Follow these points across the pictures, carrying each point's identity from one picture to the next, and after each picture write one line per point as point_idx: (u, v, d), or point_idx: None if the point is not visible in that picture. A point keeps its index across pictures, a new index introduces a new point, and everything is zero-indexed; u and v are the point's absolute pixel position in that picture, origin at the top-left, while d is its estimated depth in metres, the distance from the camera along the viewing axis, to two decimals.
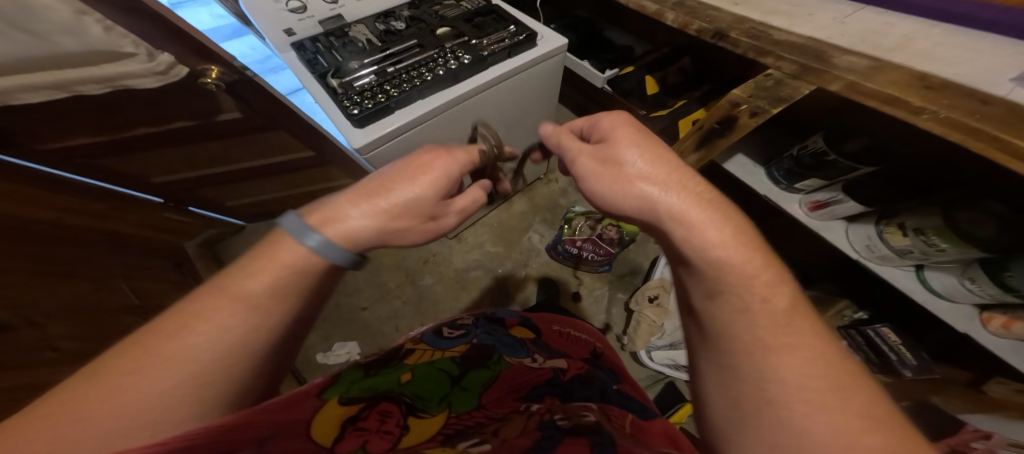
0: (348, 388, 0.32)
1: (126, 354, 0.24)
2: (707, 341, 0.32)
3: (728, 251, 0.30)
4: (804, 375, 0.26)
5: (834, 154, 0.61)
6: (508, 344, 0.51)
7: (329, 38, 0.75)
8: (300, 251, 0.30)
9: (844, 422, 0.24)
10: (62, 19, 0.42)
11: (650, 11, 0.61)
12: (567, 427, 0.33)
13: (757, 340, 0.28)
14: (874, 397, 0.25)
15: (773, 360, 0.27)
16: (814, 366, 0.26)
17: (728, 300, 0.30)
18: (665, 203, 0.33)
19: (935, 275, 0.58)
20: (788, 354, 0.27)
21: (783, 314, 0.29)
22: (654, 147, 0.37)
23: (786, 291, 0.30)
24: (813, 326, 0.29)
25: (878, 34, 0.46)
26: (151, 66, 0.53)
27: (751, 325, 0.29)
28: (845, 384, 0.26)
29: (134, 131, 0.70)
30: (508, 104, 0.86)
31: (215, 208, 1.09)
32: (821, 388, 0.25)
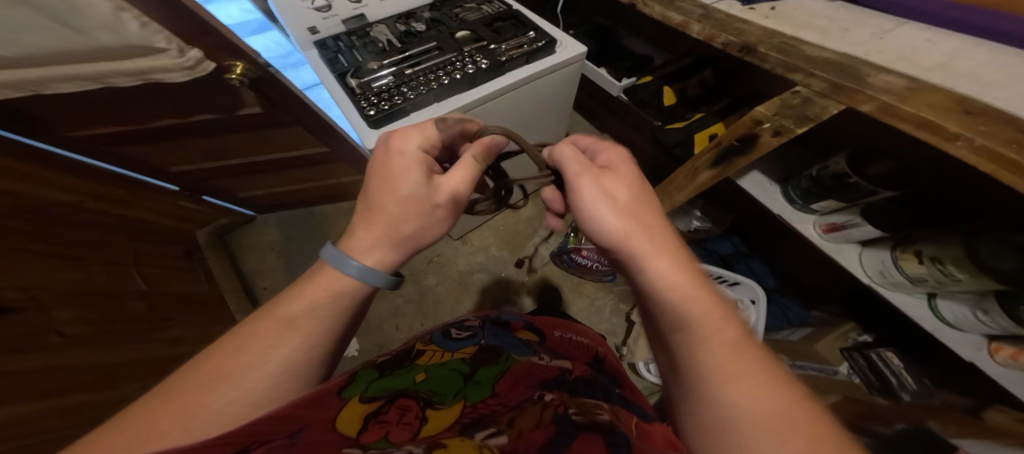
0: (368, 387, 0.30)
1: (193, 371, 0.27)
2: (676, 374, 0.31)
3: (692, 294, 0.30)
4: (758, 404, 0.24)
5: (856, 176, 0.61)
6: (516, 343, 0.49)
7: (351, 38, 0.76)
8: (339, 277, 0.33)
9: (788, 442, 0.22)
10: (102, 15, 0.44)
11: (676, 22, 0.61)
12: (581, 423, 0.32)
13: (711, 371, 0.27)
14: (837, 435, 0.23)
15: (725, 391, 0.26)
16: (765, 394, 0.25)
17: (684, 334, 0.30)
18: (624, 236, 0.34)
19: (947, 304, 0.58)
20: (738, 381, 0.26)
21: (732, 344, 0.28)
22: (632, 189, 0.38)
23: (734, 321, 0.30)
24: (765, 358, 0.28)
25: (918, 53, 0.45)
26: (180, 61, 0.53)
27: (710, 353, 0.28)
28: (799, 415, 0.24)
29: (157, 123, 0.71)
30: (523, 109, 0.85)
31: (229, 199, 1.11)
32: (775, 418, 0.24)
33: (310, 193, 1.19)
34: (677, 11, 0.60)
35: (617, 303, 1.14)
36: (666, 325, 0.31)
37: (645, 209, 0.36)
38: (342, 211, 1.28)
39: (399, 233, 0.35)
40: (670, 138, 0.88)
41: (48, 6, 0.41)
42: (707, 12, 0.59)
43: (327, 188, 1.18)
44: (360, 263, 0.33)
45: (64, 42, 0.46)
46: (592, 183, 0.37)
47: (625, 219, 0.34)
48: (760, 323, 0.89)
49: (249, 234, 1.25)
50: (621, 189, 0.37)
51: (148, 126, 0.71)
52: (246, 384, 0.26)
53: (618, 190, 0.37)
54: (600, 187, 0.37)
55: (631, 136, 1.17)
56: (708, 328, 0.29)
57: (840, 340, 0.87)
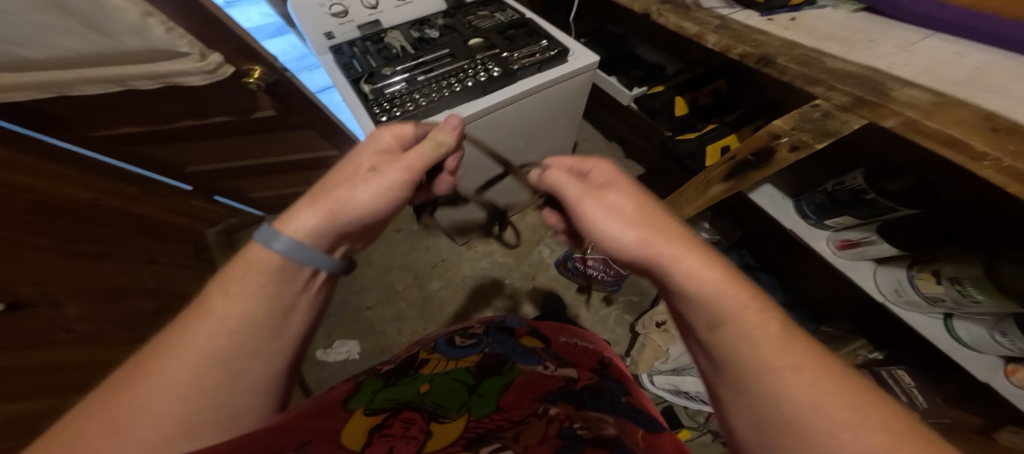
0: (372, 399, 0.32)
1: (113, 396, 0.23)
2: (714, 370, 0.29)
3: (723, 288, 0.28)
4: (823, 393, 0.23)
5: (873, 192, 0.59)
6: (520, 351, 0.47)
7: (366, 43, 0.77)
8: (266, 253, 0.30)
9: (875, 444, 0.21)
10: (130, 19, 0.45)
11: (691, 33, 0.61)
12: (587, 437, 0.30)
13: (765, 365, 0.25)
14: (896, 410, 0.23)
15: (787, 385, 0.24)
16: (826, 381, 0.24)
17: (721, 329, 0.28)
18: (633, 241, 0.33)
19: (964, 325, 0.56)
20: (798, 374, 0.24)
21: (782, 337, 0.26)
22: (641, 198, 0.36)
23: (775, 312, 0.28)
24: (813, 344, 0.26)
25: (946, 66, 0.44)
26: (202, 65, 0.54)
27: (759, 346, 0.26)
28: (860, 397, 0.23)
29: (175, 125, 0.72)
30: (533, 117, 0.86)
31: (239, 199, 1.13)
32: (843, 406, 0.23)
33: None
34: (693, 22, 0.60)
35: (622, 313, 1.13)
36: (700, 323, 0.29)
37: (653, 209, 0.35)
38: None
39: (347, 205, 0.33)
40: (681, 149, 0.88)
41: (79, 10, 0.42)
42: (724, 22, 0.59)
43: None
44: (288, 236, 0.31)
45: (93, 46, 0.47)
46: (595, 202, 0.36)
47: (636, 223, 0.33)
48: None
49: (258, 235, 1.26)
50: (624, 194, 0.36)
51: (160, 128, 0.72)
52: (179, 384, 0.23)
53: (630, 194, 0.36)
54: (605, 201, 0.36)
55: (641, 144, 1.16)
56: (740, 320, 0.27)
57: (850, 357, 0.81)
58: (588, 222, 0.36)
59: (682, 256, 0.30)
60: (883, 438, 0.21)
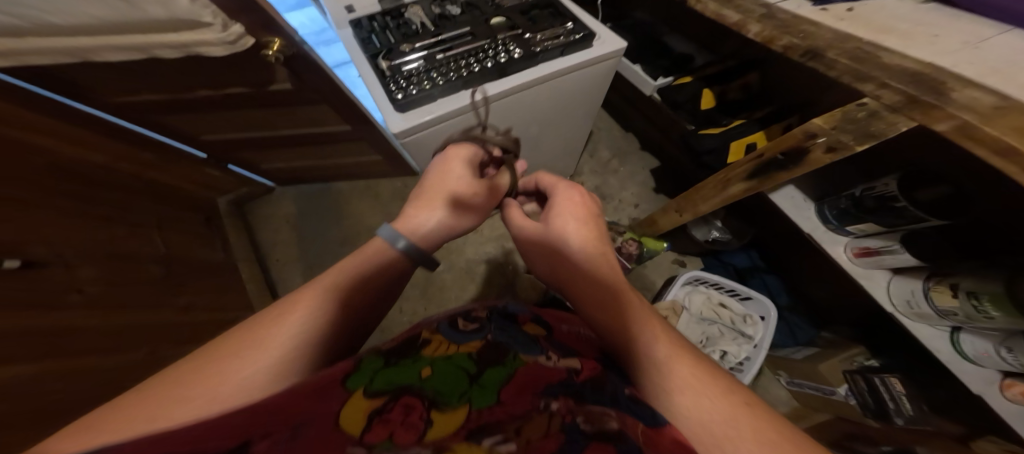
0: (372, 379, 0.29)
1: (221, 349, 0.28)
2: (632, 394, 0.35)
3: (637, 322, 0.37)
4: (704, 411, 0.29)
5: (904, 200, 0.58)
6: (522, 341, 0.45)
7: (385, 18, 0.75)
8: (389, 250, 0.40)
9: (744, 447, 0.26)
10: None
11: (732, 22, 0.58)
12: (591, 432, 0.28)
13: (663, 386, 0.32)
14: (763, 423, 0.27)
15: (677, 400, 0.30)
16: (707, 399, 0.30)
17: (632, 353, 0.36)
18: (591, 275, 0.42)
19: (970, 338, 0.56)
20: (687, 393, 0.30)
21: (670, 358, 0.34)
22: (587, 223, 0.46)
23: (668, 343, 0.35)
24: (696, 369, 0.33)
25: (1017, 67, 0.40)
26: (223, 37, 0.53)
27: (659, 371, 0.33)
28: (738, 417, 0.28)
29: (193, 94, 0.72)
30: (552, 104, 0.84)
31: (251, 169, 1.13)
32: (716, 421, 0.28)
33: (329, 170, 1.19)
34: (734, 10, 0.58)
35: None
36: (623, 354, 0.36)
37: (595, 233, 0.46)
38: (358, 189, 1.29)
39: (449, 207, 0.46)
40: (703, 144, 0.86)
41: None
42: (770, 11, 0.56)
43: (346, 166, 1.17)
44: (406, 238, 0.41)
45: (112, 13, 0.46)
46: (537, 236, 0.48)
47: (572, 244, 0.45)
48: (767, 339, 0.90)
49: (268, 206, 1.27)
50: (569, 221, 0.46)
51: (176, 97, 0.72)
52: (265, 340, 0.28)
53: (576, 217, 0.46)
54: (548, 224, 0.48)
55: (659, 137, 1.14)
56: (648, 340, 0.35)
57: (845, 363, 0.84)
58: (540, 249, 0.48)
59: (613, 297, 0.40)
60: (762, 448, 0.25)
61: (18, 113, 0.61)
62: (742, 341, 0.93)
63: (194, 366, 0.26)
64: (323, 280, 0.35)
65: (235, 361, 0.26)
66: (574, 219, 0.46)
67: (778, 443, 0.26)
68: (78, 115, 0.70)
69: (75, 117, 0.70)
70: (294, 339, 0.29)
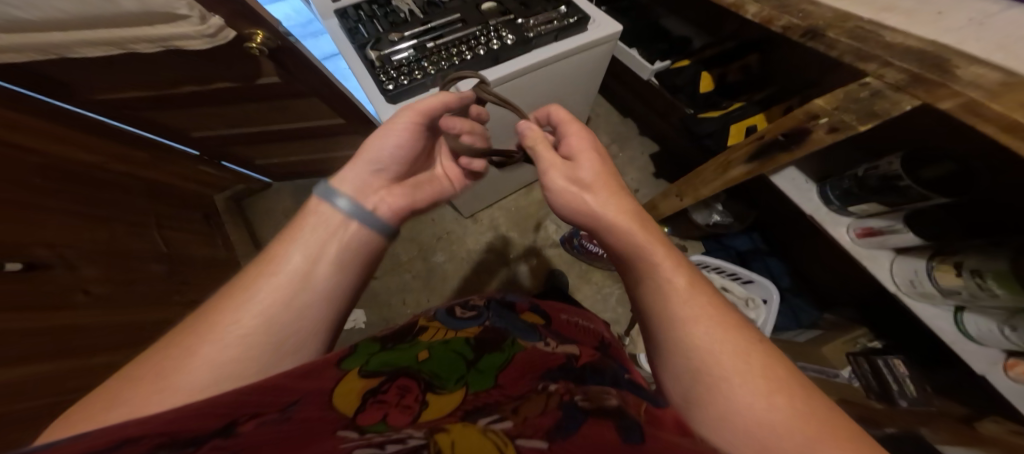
0: (368, 360, 0.28)
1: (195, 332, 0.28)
2: (647, 325, 0.36)
3: (660, 254, 0.36)
4: (715, 343, 0.31)
5: (908, 179, 0.57)
6: (521, 326, 0.46)
7: (372, 7, 0.73)
8: (334, 212, 0.37)
9: (749, 382, 0.28)
10: None
11: (729, 2, 0.57)
12: (590, 409, 0.27)
13: (678, 316, 0.33)
14: (772, 361, 0.30)
15: (690, 331, 0.32)
16: (719, 334, 0.31)
17: (647, 284, 0.36)
18: (607, 217, 0.38)
19: (973, 318, 0.55)
20: (700, 325, 0.32)
21: (688, 291, 0.34)
22: (607, 173, 0.42)
23: (687, 273, 0.35)
24: (713, 302, 0.34)
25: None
26: (202, 29, 0.53)
27: (677, 304, 0.34)
28: (749, 352, 0.30)
29: (181, 90, 0.72)
30: (548, 90, 0.82)
31: (247, 166, 1.12)
32: (728, 353, 0.30)
33: (325, 164, 1.18)
34: None
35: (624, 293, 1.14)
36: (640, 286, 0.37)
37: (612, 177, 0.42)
38: None
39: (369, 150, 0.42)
40: (702, 128, 0.85)
41: None
42: None
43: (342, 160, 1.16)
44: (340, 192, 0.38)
45: (85, 7, 0.46)
46: (563, 178, 0.41)
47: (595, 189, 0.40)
48: (768, 322, 0.89)
49: (265, 202, 1.25)
50: (589, 163, 0.42)
51: (165, 93, 0.72)
52: (233, 324, 0.29)
53: (595, 166, 0.42)
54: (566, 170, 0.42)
55: (658, 122, 1.12)
56: (670, 273, 0.35)
57: (848, 344, 0.84)
58: (559, 188, 0.41)
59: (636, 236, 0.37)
60: (758, 379, 0.28)
61: (12, 114, 0.60)
62: None
63: (186, 336, 0.28)
64: (287, 243, 0.35)
65: (208, 336, 0.28)
66: (592, 166, 0.42)
67: (772, 374, 0.29)
68: (68, 115, 0.70)
69: (66, 118, 0.70)
70: (263, 310, 0.30)
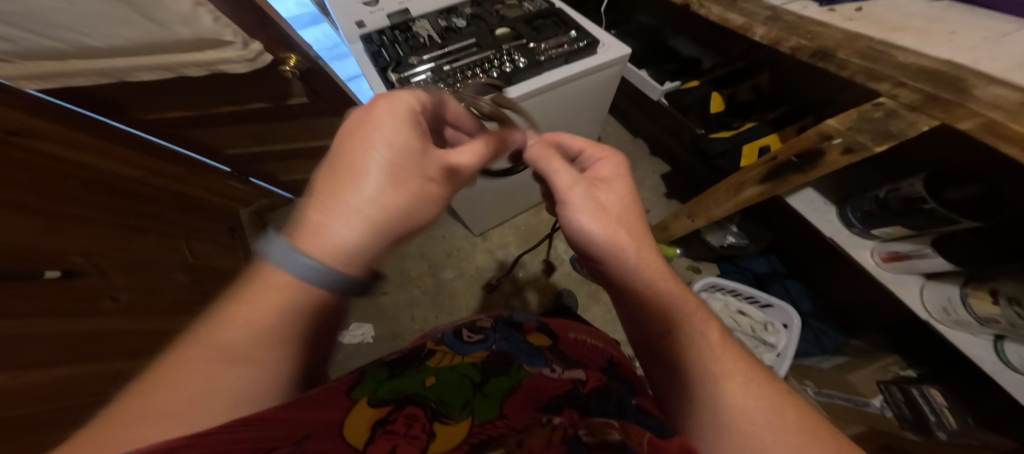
0: (375, 389, 0.30)
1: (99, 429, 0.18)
2: (669, 380, 0.34)
3: (681, 303, 0.34)
4: (747, 396, 0.30)
5: (933, 202, 0.55)
6: (527, 350, 0.47)
7: (394, 32, 0.78)
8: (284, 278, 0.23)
9: (782, 435, 0.27)
10: (182, 10, 0.48)
11: (737, 24, 0.58)
12: (592, 444, 0.29)
13: (706, 370, 0.31)
14: (802, 411, 0.29)
15: (720, 386, 0.30)
16: (750, 388, 0.30)
17: (677, 336, 0.33)
18: (631, 255, 0.34)
19: (1015, 347, 0.52)
20: (731, 379, 0.31)
21: (718, 343, 0.33)
22: (628, 206, 0.36)
23: (714, 324, 0.34)
24: (742, 353, 0.33)
25: None
26: (244, 53, 0.57)
27: (705, 357, 0.32)
28: (780, 404, 0.29)
29: (218, 109, 0.77)
30: (559, 111, 0.84)
31: (271, 182, 1.17)
32: (762, 406, 0.29)
33: None
34: (739, 13, 0.58)
35: None
36: (660, 332, 0.34)
37: (633, 213, 0.36)
38: None
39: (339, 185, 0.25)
40: (714, 148, 0.85)
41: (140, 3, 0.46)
42: (777, 13, 0.55)
43: None
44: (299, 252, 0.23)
45: (145, 35, 0.51)
46: (586, 200, 0.35)
47: (617, 224, 0.35)
48: (789, 347, 0.86)
49: (285, 216, 1.30)
50: (613, 192, 0.36)
51: (201, 113, 0.76)
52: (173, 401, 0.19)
53: (618, 196, 0.36)
54: (593, 192, 0.36)
55: (670, 142, 1.13)
56: (696, 326, 0.33)
57: (880, 372, 0.81)
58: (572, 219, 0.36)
59: (658, 284, 0.34)
60: (792, 435, 0.27)
61: (69, 131, 0.66)
62: (763, 349, 0.89)
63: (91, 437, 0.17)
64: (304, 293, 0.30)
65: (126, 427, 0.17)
66: (614, 196, 0.36)
67: (807, 433, 0.27)
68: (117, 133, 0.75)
69: (116, 136, 0.75)
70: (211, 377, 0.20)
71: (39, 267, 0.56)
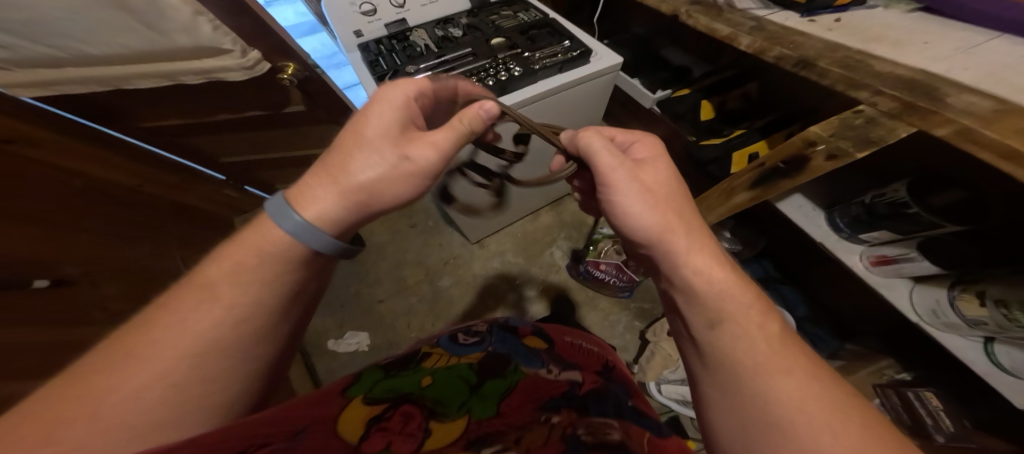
0: (372, 387, 0.30)
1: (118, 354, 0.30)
2: (712, 372, 0.32)
3: (731, 291, 0.33)
4: (801, 392, 0.27)
5: (916, 206, 0.57)
6: (523, 352, 0.46)
7: (391, 41, 0.79)
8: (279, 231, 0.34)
9: (840, 433, 0.24)
10: (181, 18, 0.50)
11: (723, 34, 0.60)
12: (590, 443, 0.31)
13: (756, 361, 0.29)
14: (867, 413, 0.25)
15: (771, 378, 0.28)
16: (808, 385, 0.27)
17: (726, 324, 0.31)
18: (676, 241, 0.35)
19: (1005, 349, 0.53)
20: (784, 373, 0.28)
21: (773, 337, 0.30)
22: (678, 198, 0.37)
23: (772, 320, 0.31)
24: (801, 352, 0.30)
25: (1011, 71, 0.40)
26: (242, 62, 0.58)
27: (756, 347, 0.30)
28: (842, 405, 0.26)
29: (214, 117, 0.77)
30: (555, 118, 0.86)
31: (267, 190, 1.17)
32: (822, 403, 0.26)
33: None
34: (725, 23, 0.60)
35: (632, 320, 1.12)
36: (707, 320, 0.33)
37: (684, 205, 0.37)
38: None
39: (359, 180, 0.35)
40: (706, 154, 0.87)
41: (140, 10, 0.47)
42: (761, 24, 0.57)
43: None
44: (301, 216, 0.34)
45: (143, 42, 0.52)
46: (629, 182, 0.37)
47: (664, 211, 0.36)
48: None
49: None
50: (659, 180, 0.38)
51: (197, 120, 0.77)
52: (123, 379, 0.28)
53: (667, 187, 0.38)
54: (636, 178, 0.38)
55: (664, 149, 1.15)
56: (745, 315, 0.31)
57: (875, 376, 0.82)
58: (619, 199, 0.38)
59: (705, 269, 0.34)
60: (852, 434, 0.24)
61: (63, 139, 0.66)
62: None
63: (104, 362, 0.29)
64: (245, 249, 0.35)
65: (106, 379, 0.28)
66: (661, 185, 0.38)
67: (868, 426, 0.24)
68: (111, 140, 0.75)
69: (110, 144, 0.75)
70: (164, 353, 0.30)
71: (26, 276, 0.55)
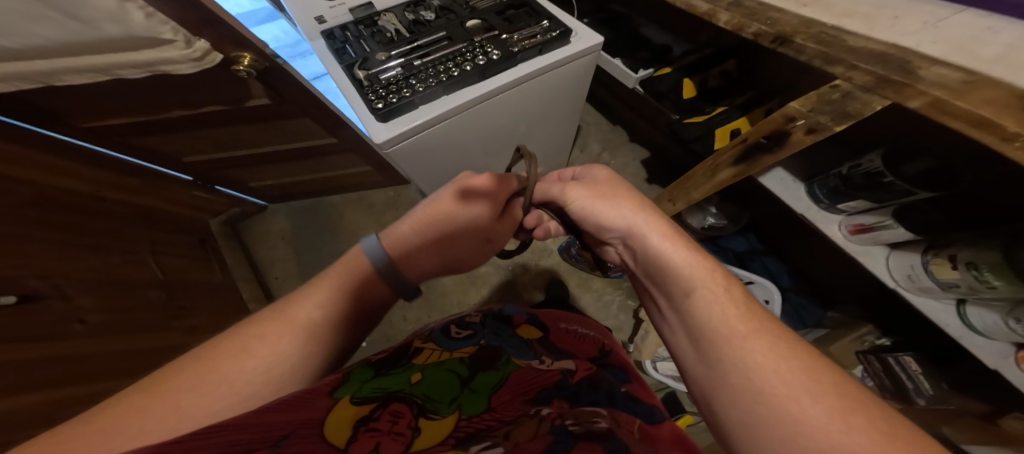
0: (360, 387, 0.28)
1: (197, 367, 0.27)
2: (693, 349, 0.31)
3: (699, 267, 0.33)
4: (778, 361, 0.25)
5: (891, 175, 0.57)
6: (516, 344, 0.46)
7: (359, 27, 0.75)
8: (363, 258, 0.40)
9: (822, 404, 0.23)
10: (108, 6, 0.44)
11: (701, 11, 0.58)
12: (578, 433, 0.29)
13: (731, 333, 0.28)
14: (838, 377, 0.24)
15: (748, 350, 0.27)
16: (782, 354, 0.26)
17: (699, 307, 0.31)
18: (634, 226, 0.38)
19: (977, 311, 0.54)
20: (760, 344, 0.27)
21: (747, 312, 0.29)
22: (630, 195, 0.41)
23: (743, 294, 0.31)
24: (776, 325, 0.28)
25: (978, 42, 0.40)
26: (188, 53, 0.54)
27: (731, 324, 0.29)
28: (816, 371, 0.25)
29: (171, 114, 0.73)
30: (537, 101, 0.83)
31: (240, 188, 1.13)
32: (799, 372, 0.24)
33: (318, 183, 1.18)
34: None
35: (625, 300, 1.12)
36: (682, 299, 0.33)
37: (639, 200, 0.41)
38: (350, 201, 1.28)
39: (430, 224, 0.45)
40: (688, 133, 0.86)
41: None
42: None
43: (335, 178, 1.16)
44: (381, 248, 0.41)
45: (75, 35, 0.48)
46: (577, 186, 0.44)
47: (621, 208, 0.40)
48: None
49: (260, 224, 1.25)
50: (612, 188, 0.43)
51: (153, 118, 0.73)
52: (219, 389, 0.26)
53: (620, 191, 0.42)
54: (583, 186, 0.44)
55: (647, 129, 1.15)
56: (716, 294, 0.31)
57: (857, 342, 0.82)
58: (570, 202, 0.44)
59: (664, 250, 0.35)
60: (829, 399, 0.23)
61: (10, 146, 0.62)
62: None
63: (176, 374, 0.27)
64: (317, 294, 0.35)
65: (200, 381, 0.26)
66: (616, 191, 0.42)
67: (860, 400, 0.23)
68: (62, 144, 0.71)
69: (59, 149, 0.71)
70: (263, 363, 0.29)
71: None
